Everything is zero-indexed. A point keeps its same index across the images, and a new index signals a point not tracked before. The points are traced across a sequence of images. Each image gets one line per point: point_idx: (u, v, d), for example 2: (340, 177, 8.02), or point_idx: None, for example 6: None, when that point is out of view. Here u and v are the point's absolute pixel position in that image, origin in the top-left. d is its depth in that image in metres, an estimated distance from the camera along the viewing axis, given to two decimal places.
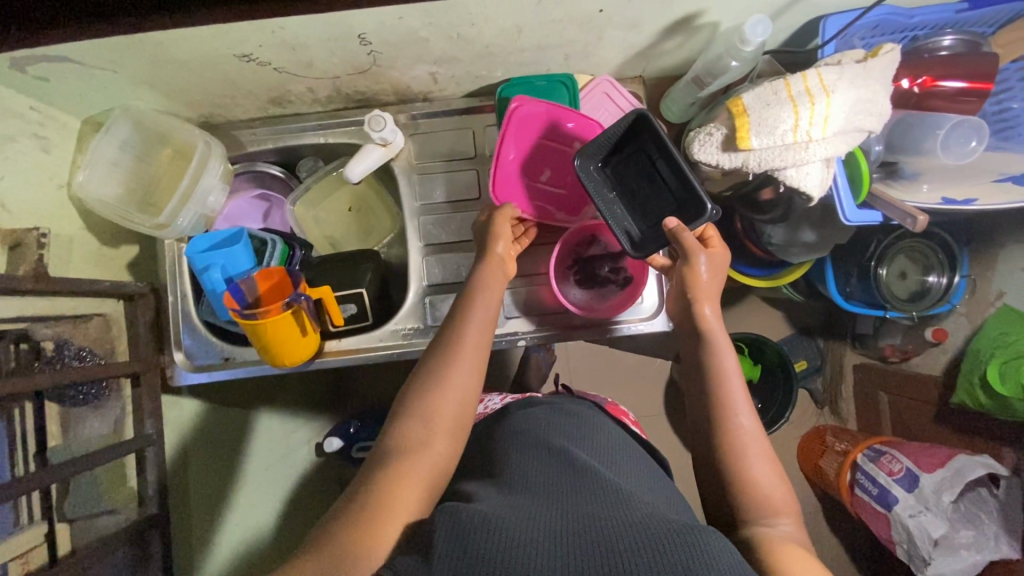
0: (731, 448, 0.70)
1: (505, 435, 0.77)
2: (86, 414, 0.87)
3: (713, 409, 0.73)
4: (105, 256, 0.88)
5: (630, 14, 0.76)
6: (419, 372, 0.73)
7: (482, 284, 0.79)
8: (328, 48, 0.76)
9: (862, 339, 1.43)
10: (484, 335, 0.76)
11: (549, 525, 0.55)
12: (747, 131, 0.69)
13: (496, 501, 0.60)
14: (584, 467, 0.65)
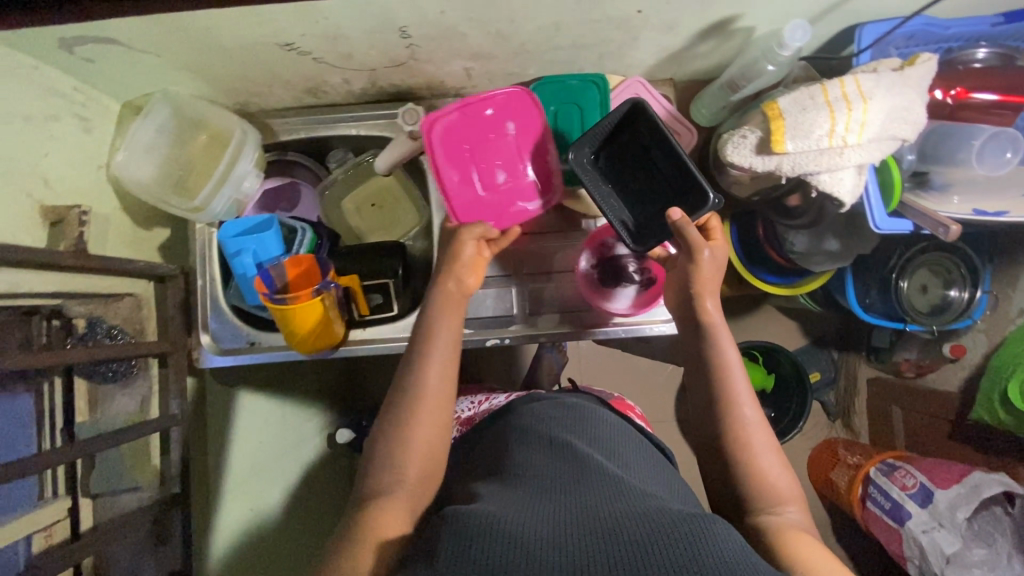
0: (736, 440, 0.71)
1: (508, 432, 0.77)
2: (114, 391, 0.89)
3: (718, 402, 0.73)
4: (139, 238, 0.90)
5: (667, 16, 0.76)
6: (391, 408, 0.72)
7: (447, 310, 0.77)
8: (367, 40, 0.77)
9: (878, 353, 1.44)
10: (450, 367, 0.75)
11: (556, 519, 0.55)
12: (782, 135, 0.69)
13: (502, 498, 0.60)
14: (590, 465, 0.65)
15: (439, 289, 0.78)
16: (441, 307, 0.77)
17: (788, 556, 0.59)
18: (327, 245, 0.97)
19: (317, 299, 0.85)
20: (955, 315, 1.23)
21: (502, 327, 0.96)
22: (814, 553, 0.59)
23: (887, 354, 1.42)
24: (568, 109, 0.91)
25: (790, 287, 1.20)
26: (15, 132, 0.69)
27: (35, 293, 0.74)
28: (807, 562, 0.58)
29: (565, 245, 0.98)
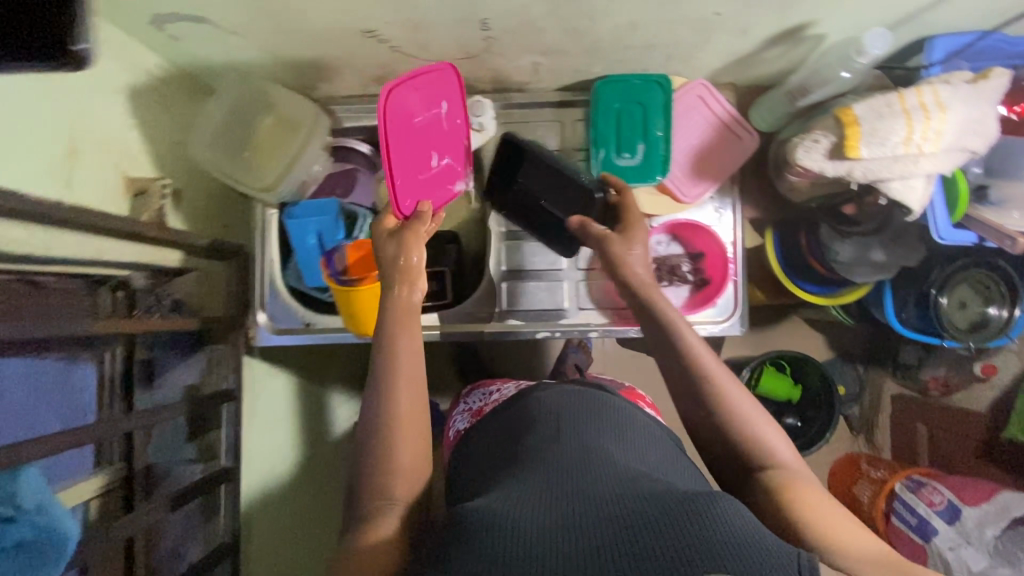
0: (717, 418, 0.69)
1: (508, 423, 0.75)
2: (174, 363, 0.92)
3: (695, 382, 0.70)
4: (206, 215, 0.91)
5: (744, 20, 0.77)
6: (366, 422, 0.68)
7: (407, 316, 0.73)
8: (447, 31, 0.78)
9: (904, 368, 1.43)
10: (417, 372, 0.71)
11: (550, 509, 0.53)
12: (857, 140, 0.70)
13: (496, 494, 0.58)
14: (587, 452, 0.63)
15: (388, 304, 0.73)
16: (400, 307, 0.73)
17: (800, 524, 0.59)
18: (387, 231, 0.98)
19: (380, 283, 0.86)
20: (992, 333, 1.19)
21: (552, 320, 0.98)
22: (821, 513, 0.59)
23: (913, 371, 1.41)
24: (631, 109, 0.92)
25: (830, 297, 1.08)
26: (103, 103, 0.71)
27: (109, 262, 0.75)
28: (822, 527, 0.58)
29: (617, 242, 0.98)
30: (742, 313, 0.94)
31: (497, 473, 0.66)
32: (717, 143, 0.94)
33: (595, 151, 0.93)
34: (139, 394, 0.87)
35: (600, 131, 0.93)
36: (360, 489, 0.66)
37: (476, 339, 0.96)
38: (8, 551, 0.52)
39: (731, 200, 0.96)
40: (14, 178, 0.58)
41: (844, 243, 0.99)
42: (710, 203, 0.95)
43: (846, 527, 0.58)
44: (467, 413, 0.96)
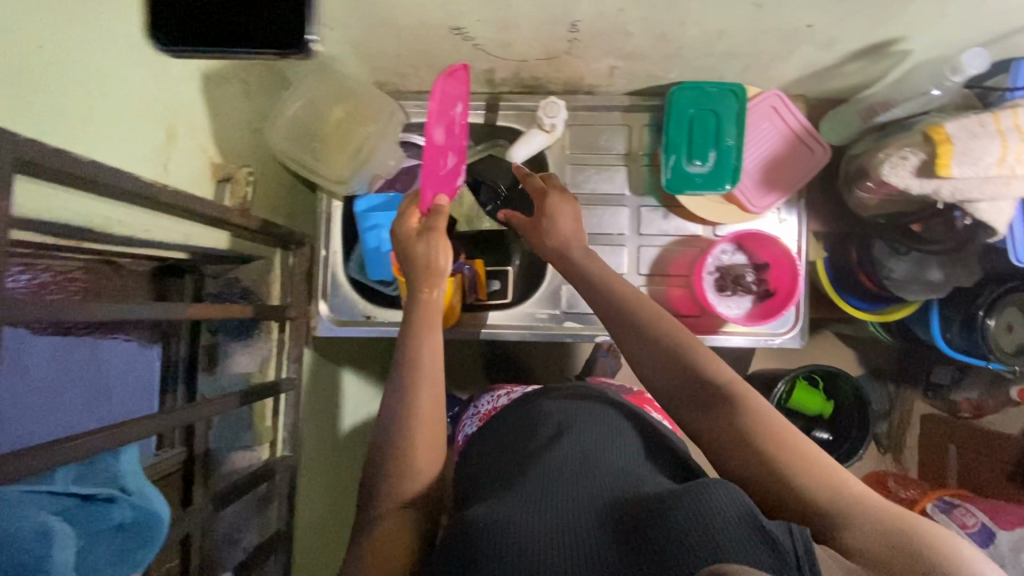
0: (675, 377, 0.64)
1: (513, 426, 0.72)
2: (236, 350, 0.91)
3: (673, 356, 0.66)
4: (277, 204, 0.92)
5: (833, 33, 0.77)
6: (385, 432, 0.67)
7: (431, 323, 0.74)
8: (534, 31, 0.78)
9: (937, 389, 1.40)
10: (437, 382, 0.71)
11: (540, 513, 0.51)
12: (949, 159, 0.70)
13: (492, 501, 0.56)
14: (588, 454, 0.60)
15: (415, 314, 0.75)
16: (425, 306, 0.75)
17: (776, 465, 0.56)
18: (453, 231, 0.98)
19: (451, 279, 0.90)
20: None
21: None
22: (787, 448, 0.56)
23: (944, 392, 1.39)
24: (705, 117, 0.91)
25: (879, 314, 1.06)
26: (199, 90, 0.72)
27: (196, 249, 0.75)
28: (808, 466, 0.55)
29: (680, 249, 0.98)
30: (804, 325, 0.96)
31: (499, 472, 0.63)
32: (788, 154, 0.94)
33: (667, 156, 0.93)
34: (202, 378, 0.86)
35: (673, 136, 0.92)
36: (371, 499, 0.65)
37: (537, 340, 0.96)
38: (112, 531, 0.52)
39: (797, 206, 0.96)
40: (122, 160, 0.60)
41: (899, 260, 0.98)
42: (776, 210, 0.96)
43: (820, 462, 0.55)
44: (476, 417, 0.94)
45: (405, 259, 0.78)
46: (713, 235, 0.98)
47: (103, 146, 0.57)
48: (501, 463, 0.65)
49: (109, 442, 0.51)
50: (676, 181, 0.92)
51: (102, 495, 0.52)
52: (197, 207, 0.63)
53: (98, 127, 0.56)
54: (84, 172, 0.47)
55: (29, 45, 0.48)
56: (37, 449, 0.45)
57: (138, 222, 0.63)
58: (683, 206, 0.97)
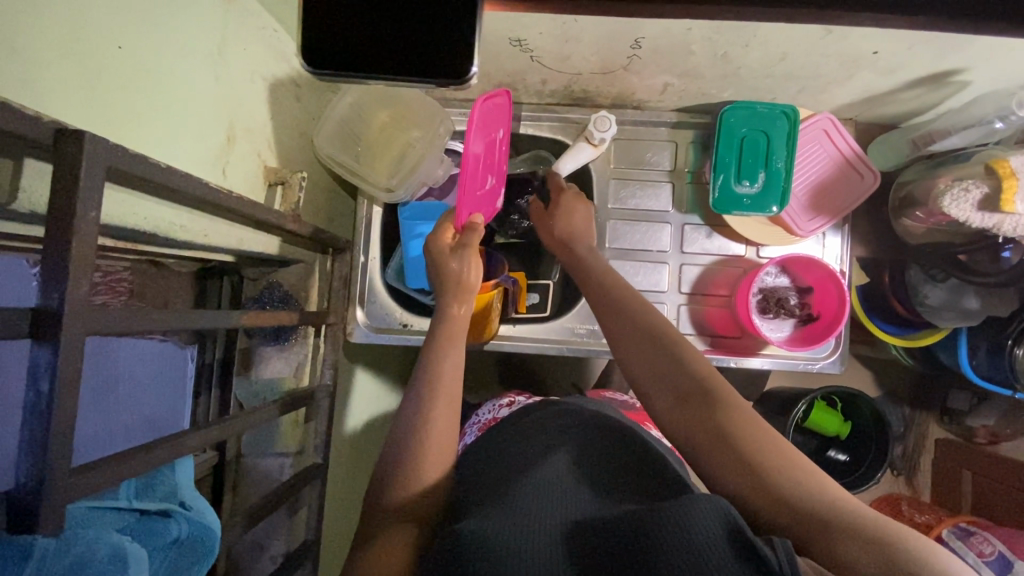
0: (669, 379, 0.62)
1: (510, 440, 0.69)
2: (271, 354, 0.90)
3: (653, 352, 0.65)
4: (320, 207, 0.91)
5: (897, 61, 0.76)
6: (394, 446, 0.62)
7: (455, 337, 0.71)
8: (595, 46, 0.77)
9: (953, 414, 1.38)
10: (454, 397, 0.66)
11: (517, 526, 0.48)
12: (1013, 195, 0.70)
13: (478, 513, 0.53)
14: (580, 474, 0.57)
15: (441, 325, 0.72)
16: (450, 318, 0.73)
17: (764, 473, 0.52)
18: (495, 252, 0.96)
19: (493, 291, 0.88)
20: None
21: None
22: (778, 456, 0.53)
23: (961, 418, 1.37)
24: (756, 137, 0.90)
25: (909, 340, 1.04)
26: (255, 92, 0.70)
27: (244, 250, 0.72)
28: (798, 472, 0.52)
29: (721, 269, 0.97)
30: (844, 351, 0.94)
31: (491, 483, 0.60)
32: (835, 177, 0.93)
33: (715, 176, 0.91)
34: (238, 381, 0.88)
35: (725, 156, 0.91)
36: (370, 519, 0.60)
37: (573, 355, 0.95)
38: (166, 547, 0.49)
39: (842, 229, 0.95)
40: (183, 162, 0.58)
41: (935, 286, 0.96)
42: (818, 236, 0.95)
43: (809, 470, 0.52)
44: (476, 426, 0.91)
45: (436, 272, 0.77)
46: (756, 257, 0.97)
47: (166, 148, 0.55)
48: (496, 473, 0.61)
49: (170, 455, 0.50)
50: (723, 201, 0.91)
51: (158, 509, 0.50)
52: (254, 212, 0.61)
53: (163, 128, 0.55)
54: (163, 179, 0.46)
55: (107, 45, 0.46)
56: (107, 462, 0.44)
57: (198, 227, 0.61)
58: (729, 226, 0.96)
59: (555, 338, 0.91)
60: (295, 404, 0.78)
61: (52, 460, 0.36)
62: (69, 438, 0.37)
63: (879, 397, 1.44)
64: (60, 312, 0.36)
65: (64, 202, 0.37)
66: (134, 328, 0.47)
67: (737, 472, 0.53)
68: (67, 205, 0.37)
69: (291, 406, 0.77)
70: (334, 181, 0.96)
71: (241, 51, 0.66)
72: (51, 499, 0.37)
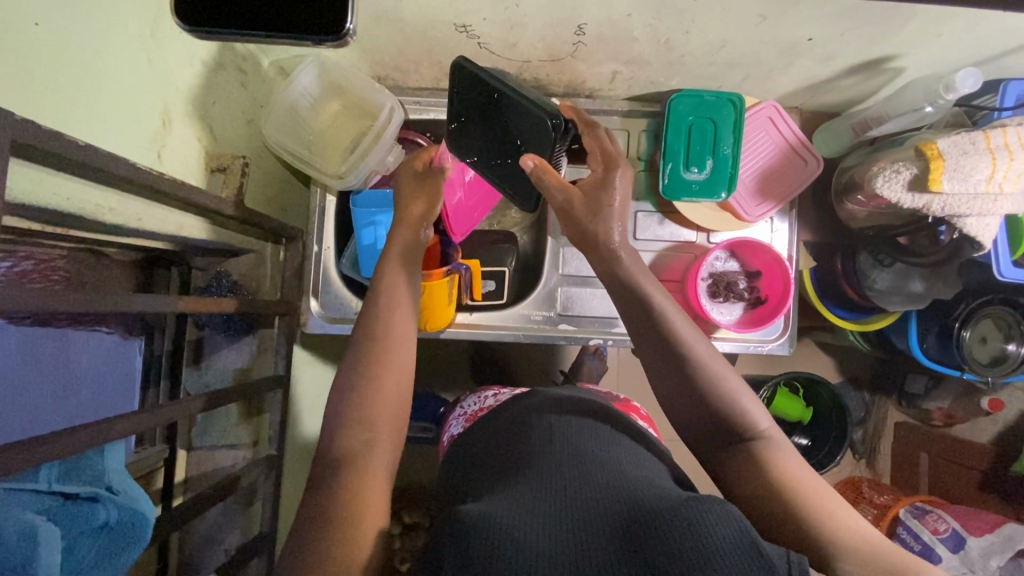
0: (708, 415, 0.63)
1: (500, 428, 0.67)
2: (222, 345, 0.90)
3: (692, 379, 0.64)
4: (268, 196, 0.90)
5: (832, 47, 0.79)
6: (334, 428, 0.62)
7: (398, 286, 0.70)
8: (541, 32, 0.78)
9: (909, 397, 1.41)
10: (402, 371, 0.64)
11: (537, 512, 0.47)
12: (941, 174, 0.73)
13: (481, 502, 0.51)
14: (582, 457, 0.56)
15: (383, 281, 0.70)
16: (399, 268, 0.71)
17: (788, 506, 0.55)
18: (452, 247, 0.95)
19: (448, 280, 0.88)
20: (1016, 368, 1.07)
21: (604, 328, 0.97)
22: (810, 492, 0.56)
23: (918, 401, 1.39)
24: (704, 124, 0.92)
25: (860, 323, 1.06)
26: (193, 76, 0.69)
27: (181, 235, 0.71)
28: (822, 508, 0.55)
29: (674, 254, 0.98)
30: (792, 333, 0.97)
31: (491, 473, 0.58)
32: (781, 164, 0.96)
33: (664, 163, 0.93)
34: (188, 373, 0.88)
35: (673, 143, 0.92)
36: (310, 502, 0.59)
37: (530, 342, 0.96)
38: (95, 532, 0.49)
39: (789, 215, 0.98)
40: (112, 144, 0.58)
41: (883, 270, 0.98)
42: (768, 220, 0.98)
43: (834, 505, 0.55)
44: (462, 418, 0.89)
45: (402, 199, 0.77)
46: (707, 243, 0.99)
47: (96, 131, 0.55)
48: (495, 459, 0.60)
49: (98, 437, 0.49)
50: (673, 187, 0.93)
51: (85, 493, 0.50)
52: (192, 197, 0.62)
53: (90, 107, 0.54)
54: (84, 158, 0.46)
55: (24, 21, 0.45)
56: (23, 445, 0.43)
57: (131, 210, 0.60)
58: (680, 213, 0.98)
59: (511, 324, 0.93)
60: (243, 393, 0.77)
61: None
62: None
63: (841, 383, 1.45)
64: None
65: None
66: (53, 309, 0.47)
67: (764, 504, 0.57)
68: None
69: (239, 394, 0.76)
70: (285, 170, 0.95)
71: (176, 31, 0.65)
72: None
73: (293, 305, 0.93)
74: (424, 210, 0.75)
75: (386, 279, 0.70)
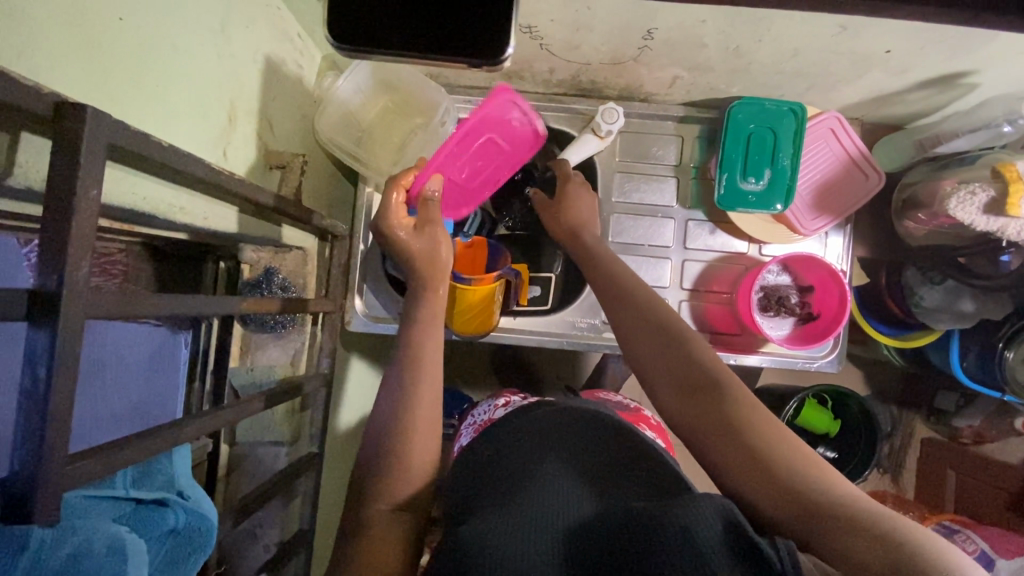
0: (680, 376, 0.61)
1: (506, 427, 0.66)
2: (268, 342, 0.89)
3: (666, 343, 0.63)
4: (318, 192, 0.88)
5: (910, 60, 0.76)
6: (389, 433, 0.61)
7: (435, 319, 0.70)
8: (608, 35, 0.76)
9: (940, 414, 1.38)
10: (437, 381, 0.66)
11: (527, 534, 0.46)
12: (1020, 199, 0.70)
13: (481, 513, 0.51)
14: (578, 463, 0.55)
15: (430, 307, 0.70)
16: (429, 300, 0.70)
17: (779, 474, 0.50)
18: (497, 248, 0.94)
19: (496, 284, 0.86)
20: None
21: None
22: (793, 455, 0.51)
23: (946, 418, 1.35)
24: (763, 134, 0.89)
25: (901, 340, 1.03)
26: (257, 71, 0.68)
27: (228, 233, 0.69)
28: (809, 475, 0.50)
29: (723, 266, 0.96)
30: (841, 351, 0.95)
31: (495, 474, 0.57)
32: (839, 177, 0.93)
33: (719, 173, 0.90)
34: (235, 368, 0.84)
35: (731, 152, 0.90)
36: (364, 505, 0.59)
37: (573, 350, 0.94)
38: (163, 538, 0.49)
39: (844, 229, 0.96)
40: (183, 142, 0.56)
41: (932, 288, 0.96)
42: (822, 234, 0.95)
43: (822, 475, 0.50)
44: (470, 428, 0.87)
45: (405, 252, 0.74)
46: (758, 255, 0.97)
47: (170, 128, 0.54)
48: (497, 463, 0.59)
49: (169, 443, 0.49)
50: (728, 197, 0.90)
51: (155, 498, 0.49)
52: (258, 196, 0.60)
53: (165, 108, 0.53)
54: (168, 159, 0.45)
55: (107, 17, 0.44)
56: (102, 453, 0.42)
57: (199, 210, 0.59)
58: (732, 222, 0.96)
59: (553, 332, 0.92)
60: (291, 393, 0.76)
61: (49, 446, 0.35)
62: (67, 425, 0.36)
63: (872, 397, 1.43)
64: (60, 295, 0.35)
65: (65, 178, 0.35)
66: (133, 314, 0.45)
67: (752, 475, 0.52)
68: (69, 181, 0.35)
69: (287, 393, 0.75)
70: (334, 166, 0.94)
71: (242, 26, 0.63)
72: (48, 488, 0.36)
73: (337, 302, 0.92)
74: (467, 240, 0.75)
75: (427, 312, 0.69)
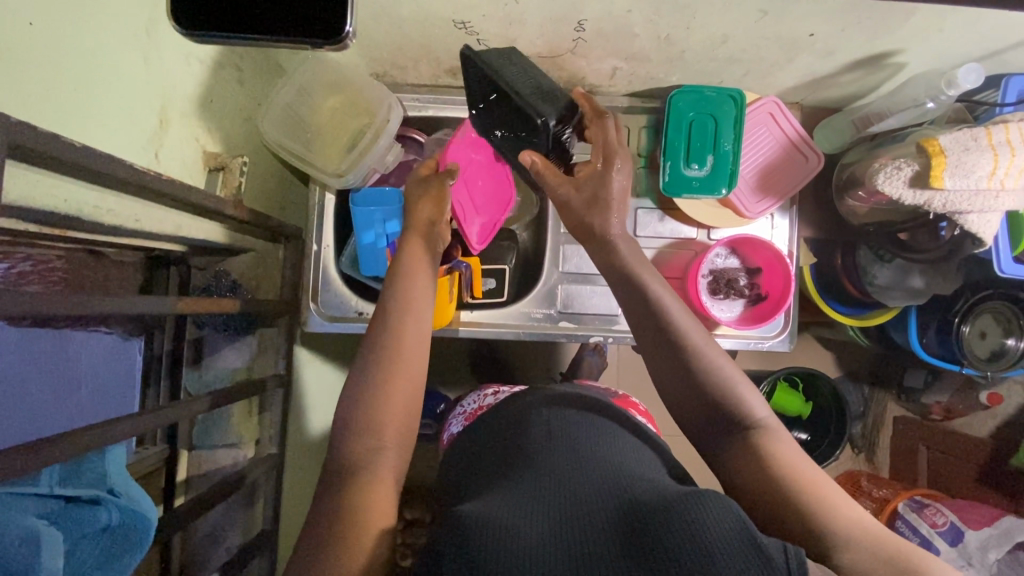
0: (708, 404, 0.62)
1: (498, 425, 0.65)
2: (223, 346, 0.89)
3: (687, 367, 0.63)
4: (266, 192, 0.89)
5: (833, 43, 0.78)
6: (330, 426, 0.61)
7: (410, 304, 0.67)
8: (541, 28, 0.78)
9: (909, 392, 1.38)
10: (418, 370, 0.64)
11: (539, 515, 0.45)
12: (942, 171, 0.72)
13: (477, 500, 0.49)
14: (581, 453, 0.55)
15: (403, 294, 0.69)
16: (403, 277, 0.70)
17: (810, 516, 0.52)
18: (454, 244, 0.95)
19: (446, 278, 0.90)
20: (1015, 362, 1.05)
21: (605, 325, 0.96)
22: (807, 485, 0.54)
23: (916, 395, 1.36)
24: (703, 120, 0.91)
25: (856, 320, 1.06)
26: (191, 74, 0.69)
27: (161, 233, 0.68)
28: (829, 501, 0.53)
29: (673, 252, 0.98)
30: (792, 330, 0.97)
31: (491, 472, 0.56)
32: (781, 159, 0.95)
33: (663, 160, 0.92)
34: (188, 372, 0.87)
35: (673, 140, 0.92)
36: None
37: (529, 340, 0.95)
38: (96, 534, 0.50)
39: (789, 211, 0.98)
40: (110, 147, 0.57)
41: (883, 266, 0.98)
42: (768, 216, 0.98)
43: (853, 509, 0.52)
44: (462, 416, 0.88)
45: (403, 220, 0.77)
46: (707, 239, 0.99)
47: (93, 130, 0.54)
48: (493, 459, 0.58)
49: (99, 440, 0.49)
50: (673, 184, 0.92)
51: (86, 496, 0.50)
52: (189, 198, 0.62)
53: (90, 113, 0.54)
54: (81, 159, 0.45)
55: (18, 21, 0.45)
56: (25, 448, 0.43)
57: (128, 211, 0.61)
58: (680, 209, 0.97)
59: (510, 322, 0.94)
60: (241, 393, 0.76)
61: None
62: None
63: (840, 377, 1.44)
64: None
65: None
66: (48, 313, 0.46)
67: (776, 509, 0.54)
68: None
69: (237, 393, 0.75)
70: (284, 168, 0.95)
71: (172, 30, 0.64)
72: None
73: (292, 303, 0.92)
74: (431, 211, 0.75)
75: (389, 292, 0.69)
